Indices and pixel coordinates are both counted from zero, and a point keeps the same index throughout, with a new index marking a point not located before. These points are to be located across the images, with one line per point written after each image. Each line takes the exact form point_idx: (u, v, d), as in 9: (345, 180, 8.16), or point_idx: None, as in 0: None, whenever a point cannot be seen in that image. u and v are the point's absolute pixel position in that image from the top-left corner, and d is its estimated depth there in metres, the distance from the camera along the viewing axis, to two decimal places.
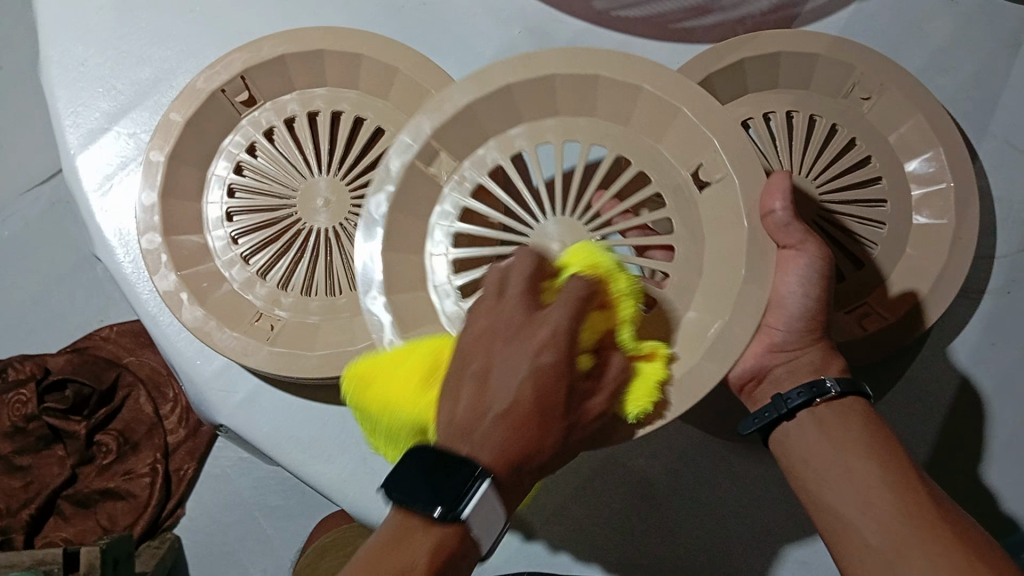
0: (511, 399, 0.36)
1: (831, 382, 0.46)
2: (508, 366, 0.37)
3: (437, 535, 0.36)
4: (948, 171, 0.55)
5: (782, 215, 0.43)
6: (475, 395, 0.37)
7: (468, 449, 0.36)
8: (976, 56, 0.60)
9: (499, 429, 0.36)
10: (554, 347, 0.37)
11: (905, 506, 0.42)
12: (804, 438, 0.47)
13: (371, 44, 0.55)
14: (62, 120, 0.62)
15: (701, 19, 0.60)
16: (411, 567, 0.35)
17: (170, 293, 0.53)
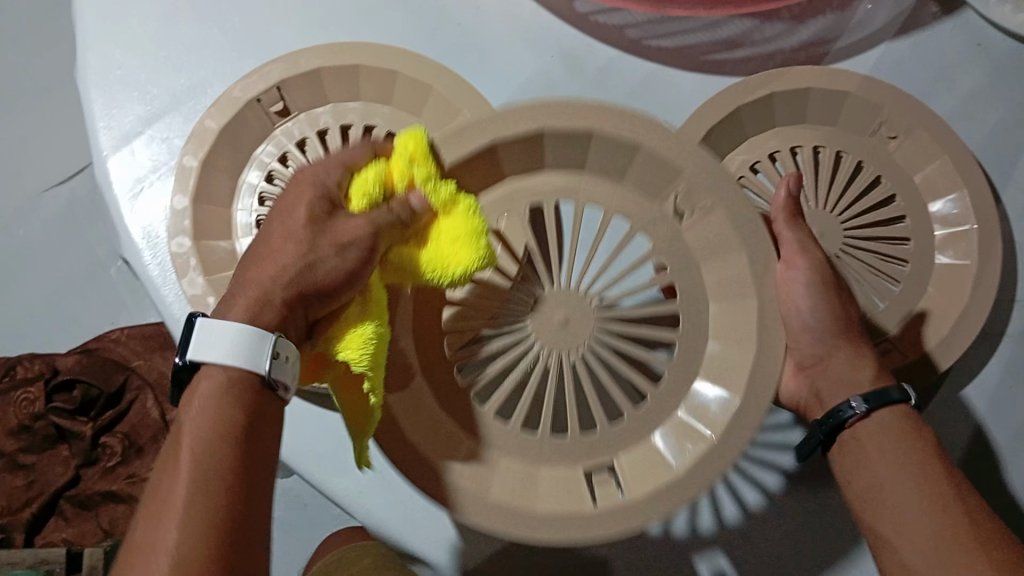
0: (314, 226, 0.41)
1: (855, 401, 0.48)
2: (299, 213, 0.42)
3: (234, 371, 0.39)
4: (972, 212, 0.56)
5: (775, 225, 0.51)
6: (283, 236, 0.41)
7: (297, 271, 0.40)
8: (1000, 103, 0.61)
9: (314, 254, 0.41)
10: (295, 235, 0.41)
11: (940, 520, 0.43)
12: (855, 451, 0.48)
13: (407, 61, 0.56)
14: (97, 122, 0.62)
15: (733, 53, 0.62)
16: (231, 404, 0.38)
17: (197, 297, 0.54)
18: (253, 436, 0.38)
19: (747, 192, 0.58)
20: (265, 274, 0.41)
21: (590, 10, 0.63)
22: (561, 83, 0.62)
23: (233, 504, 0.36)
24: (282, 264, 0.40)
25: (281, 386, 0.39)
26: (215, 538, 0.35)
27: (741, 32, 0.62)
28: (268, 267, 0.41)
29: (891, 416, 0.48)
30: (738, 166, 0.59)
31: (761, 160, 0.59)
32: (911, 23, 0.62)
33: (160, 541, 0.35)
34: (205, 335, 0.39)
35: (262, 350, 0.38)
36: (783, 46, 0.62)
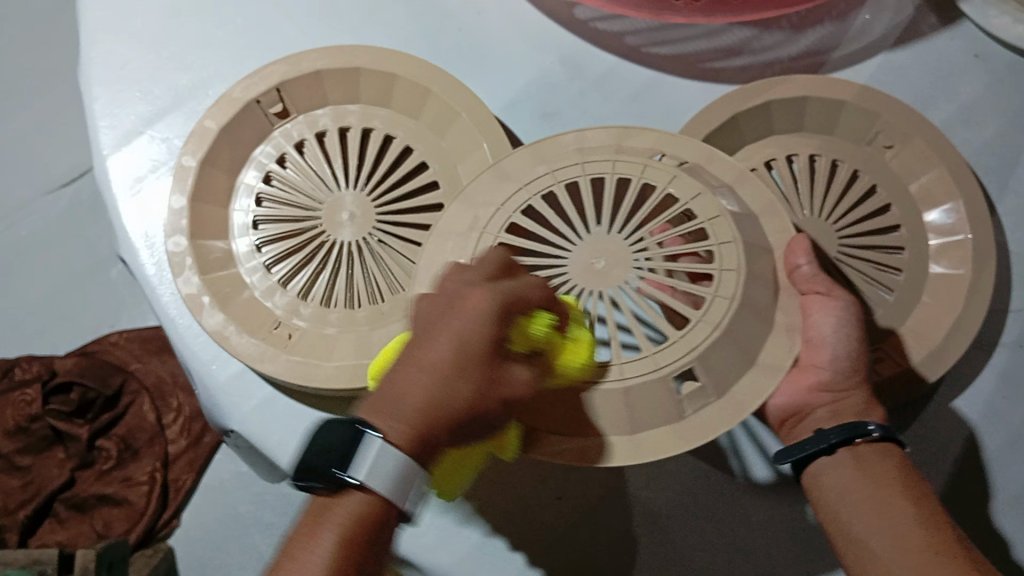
0: (470, 340, 0.37)
1: (873, 426, 0.47)
2: (461, 323, 0.37)
3: (358, 501, 0.36)
4: (968, 223, 0.56)
5: (806, 269, 0.46)
6: (427, 356, 0.37)
7: (464, 403, 0.36)
8: (997, 112, 0.61)
9: (479, 379, 0.37)
10: (475, 374, 0.36)
11: (935, 542, 0.42)
12: (838, 471, 0.47)
13: (407, 65, 0.57)
14: (99, 120, 0.63)
15: (731, 60, 0.62)
16: (355, 541, 0.36)
17: (193, 296, 0.54)
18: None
19: None
20: (427, 400, 0.36)
21: (590, 17, 0.63)
22: (559, 87, 0.62)
23: None
24: (441, 396, 0.36)
25: None
26: None
27: (742, 40, 0.62)
28: (414, 383, 0.37)
29: (896, 450, 0.48)
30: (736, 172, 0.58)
31: (759, 167, 0.58)
32: (909, 35, 0.62)
33: None
34: (377, 465, 0.35)
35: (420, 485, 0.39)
36: (781, 54, 0.62)
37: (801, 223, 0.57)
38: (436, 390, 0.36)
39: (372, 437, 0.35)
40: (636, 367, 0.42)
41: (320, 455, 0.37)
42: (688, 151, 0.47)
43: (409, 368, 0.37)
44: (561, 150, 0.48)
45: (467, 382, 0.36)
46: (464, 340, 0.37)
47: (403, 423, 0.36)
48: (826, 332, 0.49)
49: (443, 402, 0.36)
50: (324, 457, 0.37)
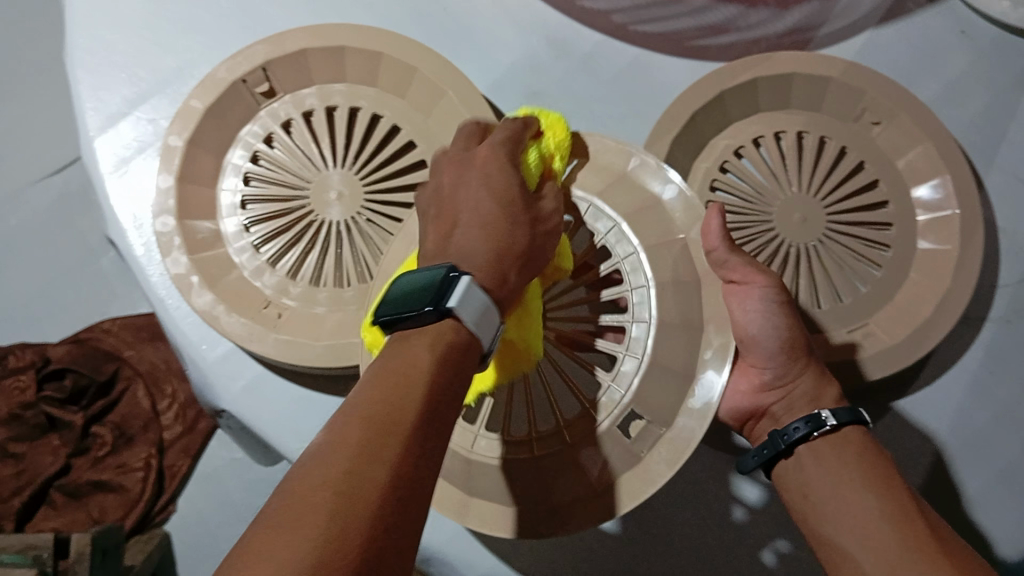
0: (499, 193, 0.40)
1: (827, 414, 0.47)
2: (485, 171, 0.42)
3: (448, 328, 0.34)
4: (955, 198, 0.56)
5: (720, 253, 0.46)
6: (455, 214, 0.41)
7: (491, 246, 0.38)
8: (983, 88, 0.61)
9: (487, 231, 0.39)
10: (503, 214, 0.40)
11: (904, 534, 0.42)
12: (800, 472, 0.48)
13: (393, 44, 0.56)
14: (84, 102, 0.63)
15: (718, 38, 0.62)
16: (448, 354, 0.33)
17: (180, 276, 0.54)
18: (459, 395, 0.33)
19: (729, 176, 0.59)
20: (444, 251, 0.39)
21: None
22: (546, 67, 0.62)
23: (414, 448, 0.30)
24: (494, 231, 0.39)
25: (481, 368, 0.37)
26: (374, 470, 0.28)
27: (727, 18, 0.61)
28: (470, 238, 0.39)
29: (857, 434, 0.47)
30: (722, 151, 0.60)
31: (746, 145, 0.59)
32: (895, 11, 0.62)
33: (303, 479, 0.28)
34: (467, 292, 0.34)
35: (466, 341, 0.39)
36: (767, 32, 0.62)
37: (789, 199, 0.57)
38: (478, 228, 0.39)
39: (461, 279, 0.35)
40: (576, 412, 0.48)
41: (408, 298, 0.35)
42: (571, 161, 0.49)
43: (454, 233, 0.40)
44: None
45: (521, 227, 0.40)
46: (500, 188, 0.41)
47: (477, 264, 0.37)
48: (752, 322, 0.49)
49: (506, 228, 0.39)
50: (414, 296, 0.34)
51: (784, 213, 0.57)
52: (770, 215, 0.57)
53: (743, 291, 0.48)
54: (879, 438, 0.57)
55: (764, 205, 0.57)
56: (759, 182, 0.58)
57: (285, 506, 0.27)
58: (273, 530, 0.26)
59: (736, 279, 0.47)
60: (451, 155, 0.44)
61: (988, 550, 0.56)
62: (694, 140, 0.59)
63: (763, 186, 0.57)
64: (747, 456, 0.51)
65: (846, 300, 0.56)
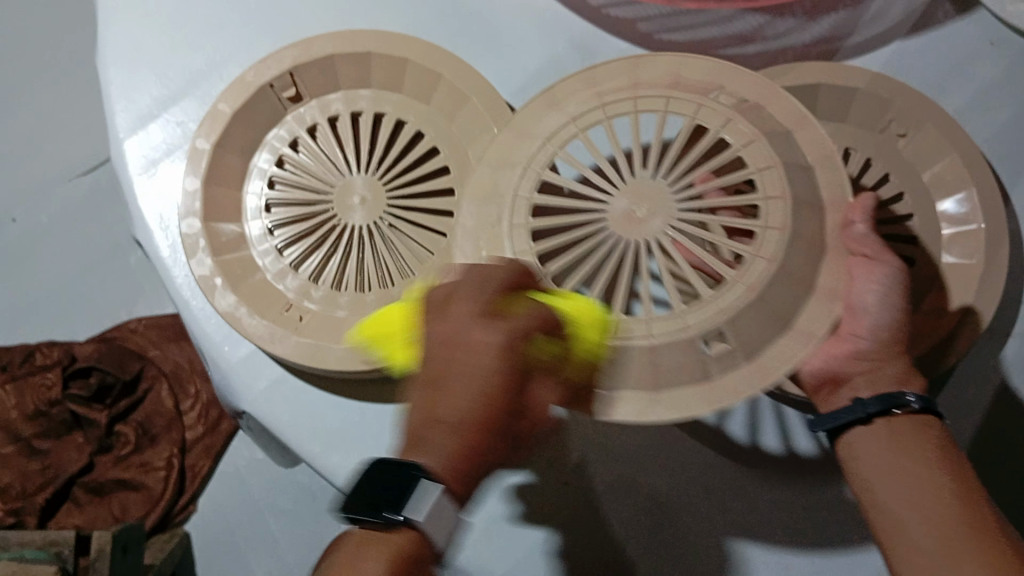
0: (475, 398, 0.37)
1: (911, 396, 0.47)
2: (479, 344, 0.38)
3: (403, 537, 0.37)
4: (981, 211, 0.55)
5: (858, 228, 0.45)
6: (443, 388, 0.38)
7: (442, 452, 0.37)
8: (1013, 98, 0.60)
9: (474, 430, 0.37)
10: (502, 427, 0.38)
11: (969, 519, 0.44)
12: (870, 441, 0.48)
13: (419, 49, 0.57)
14: (114, 103, 0.64)
15: (745, 47, 0.62)
16: (399, 560, 0.36)
17: (206, 277, 0.55)
18: None
19: None
20: (410, 449, 0.38)
21: (606, 2, 0.63)
22: (571, 73, 0.62)
23: None
24: (489, 405, 0.37)
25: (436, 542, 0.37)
26: None
27: (758, 25, 0.62)
28: (466, 388, 0.37)
29: (935, 426, 0.48)
30: None
31: None
32: (924, 21, 0.61)
33: None
34: (432, 506, 0.36)
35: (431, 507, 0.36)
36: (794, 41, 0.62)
37: None
38: (438, 419, 0.38)
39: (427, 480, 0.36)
40: (638, 328, 0.43)
41: (366, 497, 0.37)
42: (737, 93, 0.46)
43: (432, 424, 0.38)
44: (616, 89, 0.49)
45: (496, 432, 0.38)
46: (496, 378, 0.37)
47: (440, 464, 0.36)
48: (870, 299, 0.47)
49: (479, 419, 0.37)
50: (376, 490, 0.37)
51: None
52: None
53: (870, 267, 0.46)
54: None
55: None
56: None
57: None
58: None
59: (865, 253, 0.46)
60: (444, 296, 0.42)
61: None
62: None
63: None
64: (817, 416, 0.50)
65: None
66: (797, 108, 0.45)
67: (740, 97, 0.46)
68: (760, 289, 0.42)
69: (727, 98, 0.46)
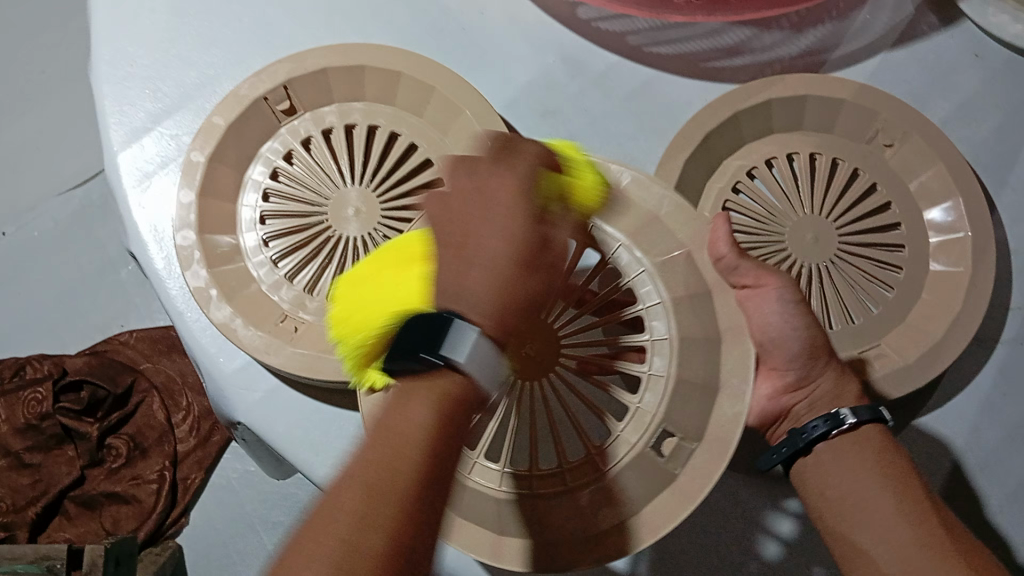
0: (508, 243, 0.40)
1: (846, 413, 0.48)
2: (491, 218, 0.41)
3: (451, 381, 0.37)
4: (967, 219, 0.56)
5: (728, 258, 0.47)
6: (463, 249, 0.40)
7: (470, 297, 0.38)
8: (996, 109, 0.61)
9: (513, 270, 0.39)
10: (540, 276, 0.41)
11: (921, 534, 0.45)
12: (821, 467, 0.49)
13: (413, 63, 0.57)
14: (108, 117, 0.64)
15: (731, 60, 0.63)
16: (444, 393, 0.37)
17: (201, 288, 0.55)
18: (450, 463, 0.36)
19: (742, 197, 0.59)
20: (442, 292, 0.39)
21: (592, 16, 0.64)
22: (562, 85, 0.63)
23: (426, 489, 0.35)
24: (512, 292, 0.39)
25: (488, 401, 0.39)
26: (399, 510, 0.34)
27: (742, 39, 0.63)
28: (476, 280, 0.39)
29: (876, 433, 0.48)
30: (735, 171, 0.59)
31: (759, 166, 0.59)
32: (908, 34, 0.63)
33: (315, 531, 0.33)
34: (473, 345, 0.37)
35: (470, 344, 0.37)
36: (781, 54, 0.63)
37: (799, 221, 0.57)
38: (447, 291, 0.39)
39: (463, 318, 0.37)
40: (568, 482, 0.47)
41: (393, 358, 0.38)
42: (612, 178, 0.48)
43: (460, 274, 0.39)
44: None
45: (532, 277, 0.40)
46: (511, 238, 0.40)
47: (473, 311, 0.38)
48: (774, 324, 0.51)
49: (511, 271, 0.39)
50: (405, 347, 0.38)
51: (795, 235, 0.57)
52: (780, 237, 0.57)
53: (759, 292, 0.50)
54: None
55: (777, 226, 0.57)
56: (769, 201, 0.58)
57: (305, 539, 0.33)
58: (310, 543, 0.33)
59: (747, 283, 0.50)
60: (475, 164, 0.44)
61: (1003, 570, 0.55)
62: (709, 158, 0.59)
63: (773, 207, 0.58)
64: (765, 455, 0.52)
65: (857, 321, 0.56)
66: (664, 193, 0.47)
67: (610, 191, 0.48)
68: (678, 375, 0.47)
69: (588, 179, 0.48)
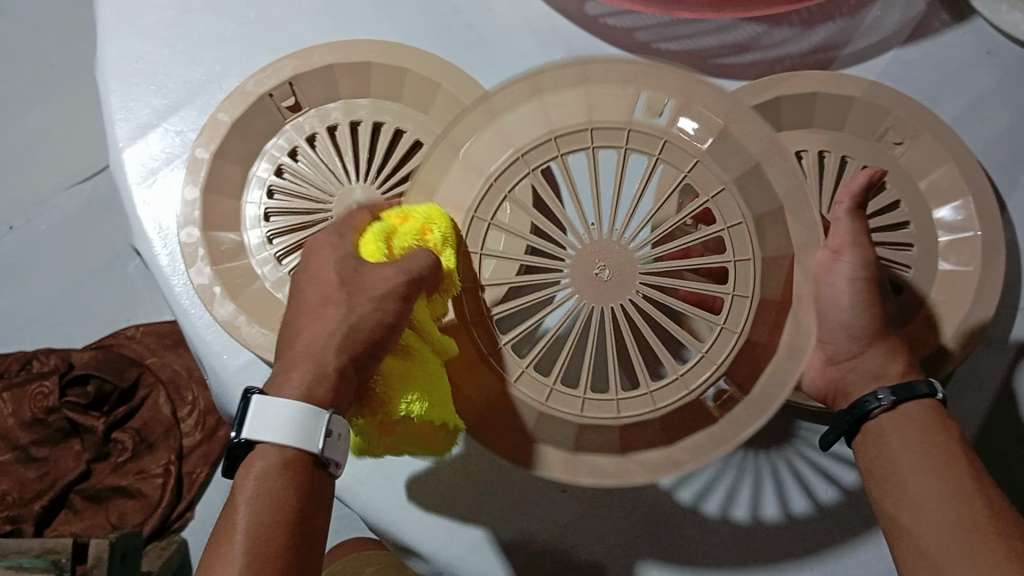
0: (333, 343, 0.42)
1: (883, 393, 0.49)
2: (321, 318, 0.43)
3: (285, 451, 0.42)
4: (977, 218, 0.56)
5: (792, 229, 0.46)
6: (303, 343, 0.43)
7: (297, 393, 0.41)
8: (1008, 107, 0.61)
9: (316, 382, 0.42)
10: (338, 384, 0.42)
11: (957, 515, 0.44)
12: (878, 437, 0.49)
13: (416, 57, 0.58)
14: (113, 113, 0.64)
15: (741, 56, 0.62)
16: (287, 463, 0.41)
17: (204, 286, 0.55)
18: (305, 512, 0.41)
19: None
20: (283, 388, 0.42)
21: (600, 13, 0.64)
22: None
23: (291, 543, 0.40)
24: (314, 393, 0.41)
25: (331, 461, 0.42)
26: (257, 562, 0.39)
27: (752, 36, 0.62)
28: (314, 337, 0.43)
29: (921, 411, 0.49)
30: None
31: None
32: (920, 30, 0.62)
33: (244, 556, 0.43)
34: (265, 420, 0.41)
35: (284, 417, 0.41)
36: (790, 51, 0.62)
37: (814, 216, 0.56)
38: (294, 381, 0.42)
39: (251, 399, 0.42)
40: (639, 405, 0.45)
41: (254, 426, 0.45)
42: (669, 102, 0.47)
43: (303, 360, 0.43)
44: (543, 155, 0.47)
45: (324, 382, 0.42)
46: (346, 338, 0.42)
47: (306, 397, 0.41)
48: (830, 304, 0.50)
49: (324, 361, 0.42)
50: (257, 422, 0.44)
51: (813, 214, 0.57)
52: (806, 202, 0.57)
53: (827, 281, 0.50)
54: None
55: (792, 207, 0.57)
56: None
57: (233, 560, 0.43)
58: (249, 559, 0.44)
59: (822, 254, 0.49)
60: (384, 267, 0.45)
61: None
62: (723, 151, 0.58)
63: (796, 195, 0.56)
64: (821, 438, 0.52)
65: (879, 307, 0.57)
66: (728, 104, 0.47)
67: (664, 103, 0.47)
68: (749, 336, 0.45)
69: (656, 109, 0.47)
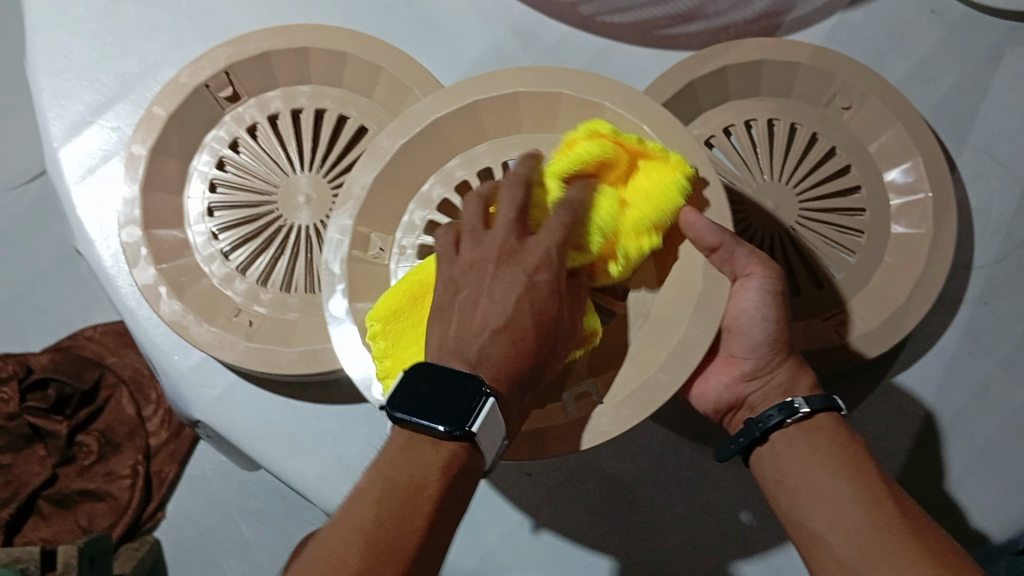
0: (502, 313, 0.38)
1: (801, 401, 0.46)
2: (500, 280, 0.39)
3: (442, 454, 0.37)
4: (927, 179, 0.55)
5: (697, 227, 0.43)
6: (467, 308, 0.39)
7: (468, 359, 0.37)
8: (954, 65, 0.61)
9: (497, 342, 0.38)
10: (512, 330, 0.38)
11: (873, 517, 0.41)
12: (776, 458, 0.46)
13: (355, 41, 0.56)
14: (47, 112, 0.62)
15: (684, 27, 0.61)
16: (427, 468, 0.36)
17: (149, 285, 0.54)
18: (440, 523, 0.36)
19: (714, 151, 0.59)
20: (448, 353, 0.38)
21: None
22: (514, 57, 0.62)
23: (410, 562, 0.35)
24: (507, 358, 0.37)
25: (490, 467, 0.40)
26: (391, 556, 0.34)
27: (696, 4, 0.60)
28: (484, 313, 0.38)
29: (830, 421, 0.46)
30: (713, 125, 0.59)
31: (716, 135, 0.59)
32: None
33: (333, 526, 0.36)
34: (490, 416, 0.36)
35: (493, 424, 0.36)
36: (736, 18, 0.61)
37: (761, 188, 0.57)
38: (450, 348, 0.38)
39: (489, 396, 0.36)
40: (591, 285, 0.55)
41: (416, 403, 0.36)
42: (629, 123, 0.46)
43: (472, 317, 0.39)
44: (501, 125, 0.49)
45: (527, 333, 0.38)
46: (526, 292, 0.38)
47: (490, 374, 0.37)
48: (746, 310, 0.47)
49: (521, 341, 0.38)
50: (437, 404, 0.36)
51: (757, 197, 0.57)
52: (749, 180, 0.57)
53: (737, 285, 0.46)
54: (862, 414, 0.57)
55: (749, 174, 0.57)
56: (729, 171, 0.57)
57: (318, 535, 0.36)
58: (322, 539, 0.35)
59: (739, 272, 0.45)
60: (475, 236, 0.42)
61: (975, 527, 0.56)
62: (694, 105, 0.59)
63: (736, 173, 0.57)
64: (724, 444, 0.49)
65: (840, 274, 0.56)
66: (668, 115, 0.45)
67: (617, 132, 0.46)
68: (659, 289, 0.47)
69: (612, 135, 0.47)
